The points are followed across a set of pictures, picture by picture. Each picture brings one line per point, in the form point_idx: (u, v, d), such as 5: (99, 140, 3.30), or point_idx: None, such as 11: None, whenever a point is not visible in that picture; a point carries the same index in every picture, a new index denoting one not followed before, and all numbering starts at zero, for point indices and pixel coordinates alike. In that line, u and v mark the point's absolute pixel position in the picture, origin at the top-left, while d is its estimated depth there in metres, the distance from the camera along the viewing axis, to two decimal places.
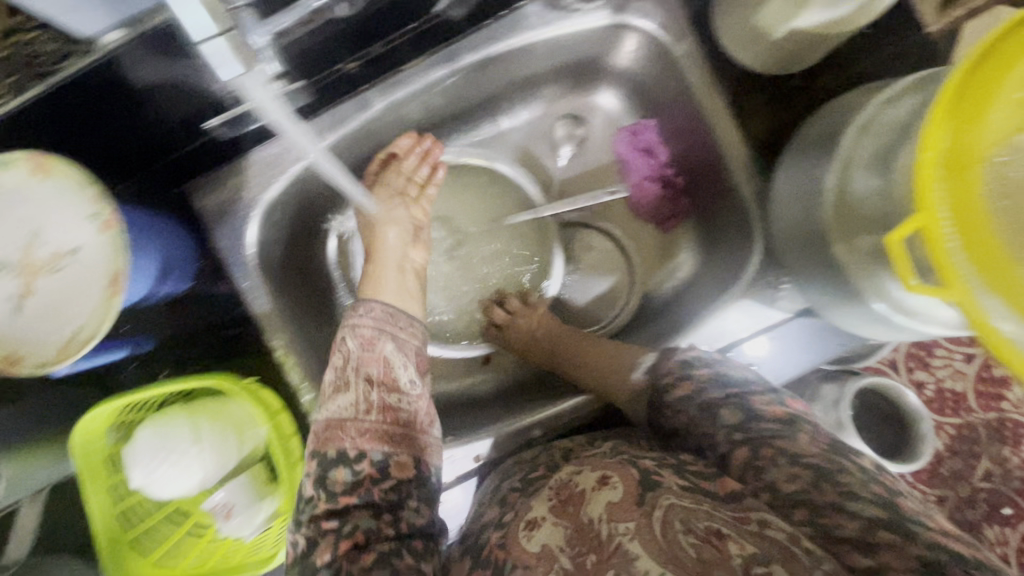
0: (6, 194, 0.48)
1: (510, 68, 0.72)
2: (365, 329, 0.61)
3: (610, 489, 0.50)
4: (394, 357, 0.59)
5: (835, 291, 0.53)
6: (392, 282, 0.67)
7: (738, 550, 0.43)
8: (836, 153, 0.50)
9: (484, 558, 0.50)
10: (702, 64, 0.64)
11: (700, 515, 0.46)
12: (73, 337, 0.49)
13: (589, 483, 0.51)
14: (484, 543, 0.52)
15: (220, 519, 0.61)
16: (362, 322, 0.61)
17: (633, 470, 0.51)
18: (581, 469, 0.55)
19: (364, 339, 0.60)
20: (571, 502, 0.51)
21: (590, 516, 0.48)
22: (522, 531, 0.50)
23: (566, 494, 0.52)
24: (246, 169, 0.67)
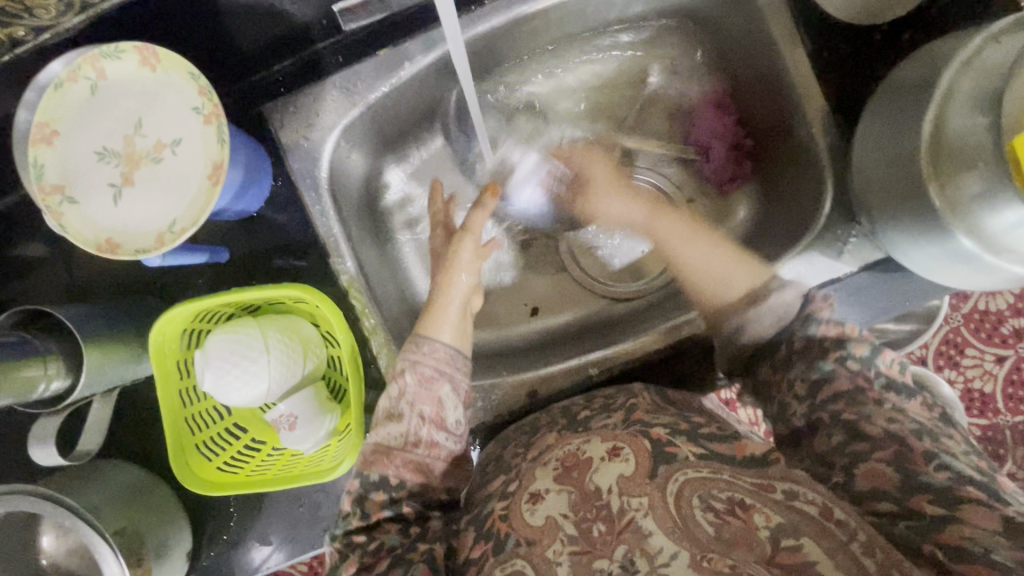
0: (117, 84, 0.51)
1: (588, 14, 0.71)
2: (426, 368, 0.57)
3: (622, 462, 0.48)
4: (445, 399, 0.56)
5: (915, 232, 0.54)
6: (456, 317, 0.61)
7: (765, 522, 0.42)
8: (935, 91, 0.51)
9: (487, 530, 0.49)
10: (782, 14, 0.64)
11: (721, 485, 0.45)
12: (172, 226, 0.51)
13: (597, 453, 0.50)
14: (487, 513, 0.51)
15: (283, 429, 0.62)
16: (425, 361, 0.57)
17: (647, 442, 0.49)
18: (590, 439, 0.52)
19: (423, 378, 0.56)
20: (577, 469, 0.49)
21: (597, 485, 0.47)
22: (525, 503, 0.49)
23: (571, 463, 0.50)
24: (322, 96, 0.66)
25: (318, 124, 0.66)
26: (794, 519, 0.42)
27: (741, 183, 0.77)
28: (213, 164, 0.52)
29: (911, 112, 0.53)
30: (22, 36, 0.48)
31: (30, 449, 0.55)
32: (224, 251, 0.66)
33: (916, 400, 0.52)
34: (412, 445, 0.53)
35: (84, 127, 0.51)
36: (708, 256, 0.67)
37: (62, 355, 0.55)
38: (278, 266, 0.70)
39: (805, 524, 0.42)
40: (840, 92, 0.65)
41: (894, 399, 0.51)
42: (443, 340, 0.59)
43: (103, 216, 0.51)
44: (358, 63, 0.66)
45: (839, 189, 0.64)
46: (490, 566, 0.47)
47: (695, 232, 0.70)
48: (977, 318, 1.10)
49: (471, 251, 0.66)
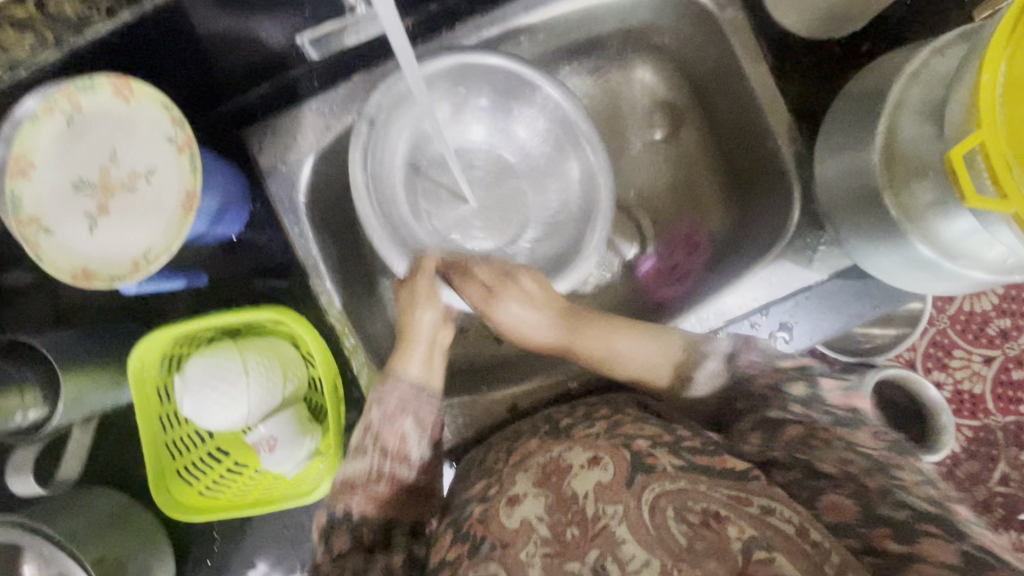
0: (91, 116, 0.51)
1: (558, 35, 0.72)
2: (389, 404, 0.56)
3: (600, 470, 0.49)
4: (408, 434, 0.56)
5: (878, 240, 0.55)
6: (422, 357, 0.61)
7: (737, 534, 0.42)
8: (885, 102, 0.52)
9: (464, 533, 0.49)
10: (744, 31, 0.66)
11: (696, 496, 0.45)
12: (145, 255, 0.52)
13: (578, 460, 0.50)
14: (466, 516, 0.51)
15: (264, 451, 0.62)
16: (389, 396, 0.57)
17: (626, 453, 0.50)
18: (571, 447, 0.53)
19: (386, 413, 0.56)
20: (556, 476, 0.50)
21: (574, 491, 0.48)
22: (504, 506, 0.49)
23: (551, 469, 0.51)
24: (298, 121, 0.68)
25: (296, 148, 0.68)
26: (768, 533, 0.42)
27: (715, 197, 0.78)
28: (187, 193, 0.54)
29: (865, 123, 0.54)
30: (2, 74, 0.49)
31: (7, 478, 0.55)
32: (203, 276, 0.68)
33: (864, 429, 0.52)
34: (375, 479, 0.53)
35: (60, 159, 0.52)
36: (639, 347, 0.63)
37: (39, 384, 0.55)
38: (259, 288, 0.71)
39: (778, 539, 0.42)
40: (804, 103, 0.67)
41: (843, 431, 0.51)
42: (408, 375, 0.59)
43: (77, 245, 0.52)
44: (332, 92, 0.68)
45: (806, 198, 0.65)
46: (465, 567, 0.46)
47: (640, 326, 0.64)
48: (963, 319, 1.11)
49: (429, 289, 0.63)
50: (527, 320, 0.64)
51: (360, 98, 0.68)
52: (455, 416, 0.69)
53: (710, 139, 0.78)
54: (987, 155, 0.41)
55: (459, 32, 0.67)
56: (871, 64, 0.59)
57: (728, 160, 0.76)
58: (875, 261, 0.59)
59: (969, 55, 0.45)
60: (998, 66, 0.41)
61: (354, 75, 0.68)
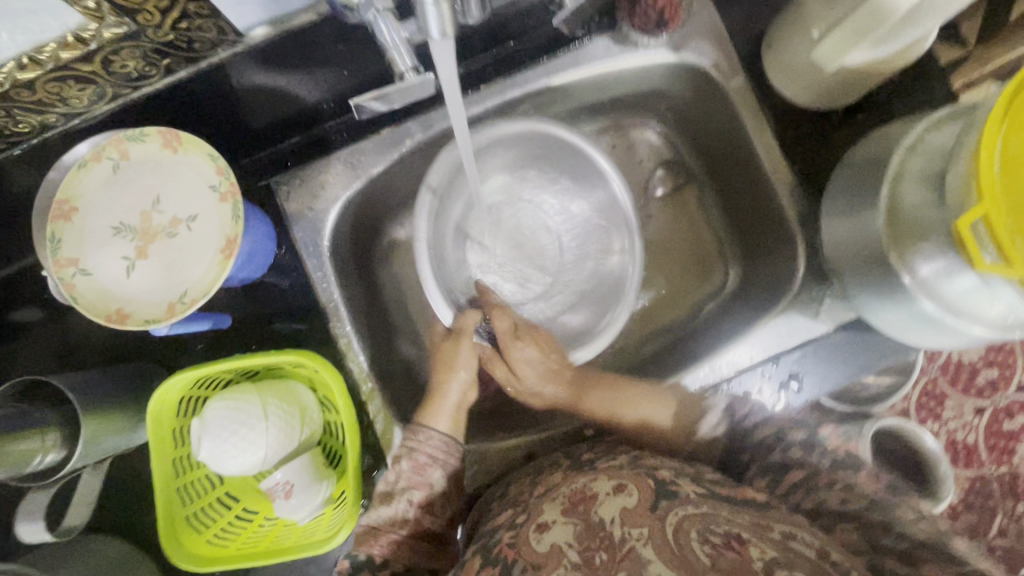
0: (137, 163, 0.54)
1: (574, 98, 0.76)
2: (421, 457, 0.60)
3: (626, 497, 0.49)
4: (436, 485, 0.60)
5: (880, 293, 0.59)
6: (448, 411, 0.64)
7: (759, 555, 0.42)
8: (887, 169, 0.57)
9: (495, 556, 0.49)
10: (749, 99, 0.71)
11: (719, 521, 0.46)
12: (181, 298, 0.54)
13: (603, 489, 0.51)
14: (494, 542, 0.51)
15: (279, 497, 0.61)
16: (421, 448, 0.61)
17: (651, 481, 0.51)
18: (596, 478, 0.53)
19: (418, 464, 0.60)
20: (583, 505, 0.50)
21: (601, 517, 0.47)
22: (532, 532, 0.49)
23: (577, 498, 0.51)
24: (327, 170, 0.71)
25: (324, 196, 0.70)
26: (791, 556, 0.43)
27: (722, 251, 0.82)
28: (226, 238, 0.55)
29: (868, 187, 0.58)
30: (53, 122, 0.52)
31: (18, 522, 0.54)
32: (228, 317, 0.67)
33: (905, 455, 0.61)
34: (399, 524, 0.58)
35: (102, 204, 0.54)
36: (646, 406, 0.68)
37: (59, 424, 0.55)
38: (278, 330, 0.72)
39: (801, 561, 0.42)
40: (804, 166, 0.72)
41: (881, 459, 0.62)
42: (438, 428, 0.63)
43: (114, 287, 0.53)
44: (361, 142, 0.71)
45: (810, 254, 0.69)
46: None
47: (639, 386, 0.71)
48: (952, 369, 1.14)
49: (469, 349, 0.68)
50: (535, 369, 0.70)
51: (386, 150, 0.72)
52: (469, 462, 0.70)
53: (714, 196, 0.83)
54: (988, 223, 0.45)
55: (480, 93, 0.71)
56: (867, 135, 0.64)
57: (732, 216, 0.80)
58: (874, 313, 0.62)
59: (967, 129, 0.50)
60: (995, 145, 0.45)
61: (382, 128, 0.72)
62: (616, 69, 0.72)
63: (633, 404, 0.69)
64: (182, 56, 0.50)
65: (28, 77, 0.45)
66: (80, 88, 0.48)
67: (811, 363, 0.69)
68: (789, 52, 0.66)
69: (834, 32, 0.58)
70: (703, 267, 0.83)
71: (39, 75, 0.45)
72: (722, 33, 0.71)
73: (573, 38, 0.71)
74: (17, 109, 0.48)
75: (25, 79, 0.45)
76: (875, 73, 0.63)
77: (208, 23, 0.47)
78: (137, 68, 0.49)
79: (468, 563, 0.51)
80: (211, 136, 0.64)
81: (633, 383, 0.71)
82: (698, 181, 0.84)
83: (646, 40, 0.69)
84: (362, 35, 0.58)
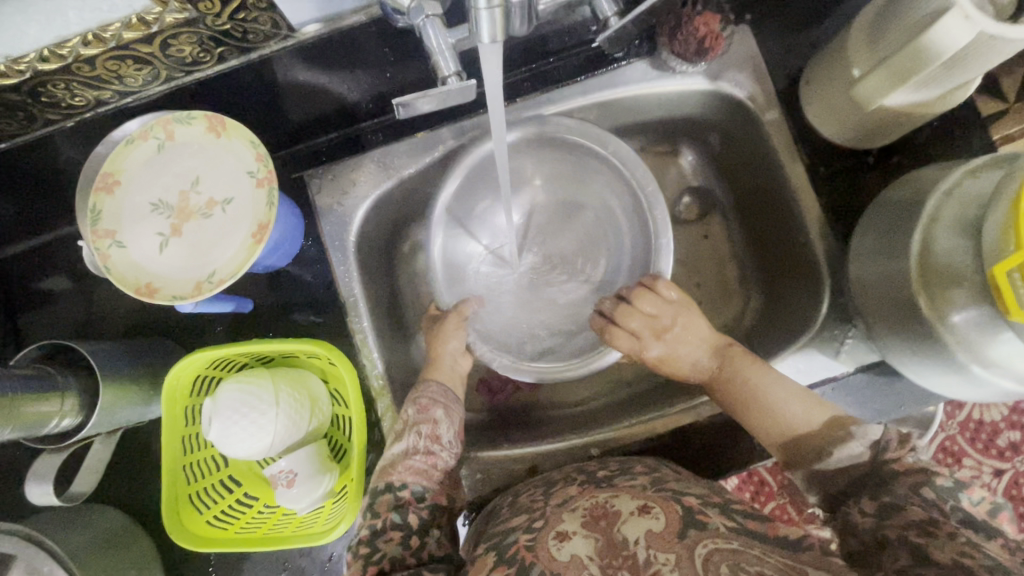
0: (181, 144, 0.56)
1: (606, 120, 0.77)
2: (423, 399, 0.63)
3: (652, 518, 0.47)
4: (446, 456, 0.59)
5: (906, 335, 0.58)
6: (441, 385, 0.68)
7: None
8: (921, 212, 0.56)
9: (510, 556, 0.48)
10: (784, 133, 0.71)
11: (751, 559, 0.43)
12: (209, 277, 0.55)
13: (628, 507, 0.49)
14: (510, 542, 0.50)
15: (281, 485, 0.61)
16: (422, 394, 0.64)
17: (678, 505, 0.48)
18: (617, 494, 0.52)
19: (421, 406, 0.62)
20: (605, 519, 0.48)
21: (625, 536, 0.46)
22: (552, 540, 0.48)
23: (600, 513, 0.49)
24: (361, 167, 0.72)
25: (355, 192, 0.72)
26: None
27: (744, 283, 0.82)
28: (259, 224, 0.57)
29: (903, 230, 0.58)
30: (108, 98, 0.54)
31: (26, 485, 0.55)
32: (250, 302, 0.68)
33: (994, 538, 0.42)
34: (413, 454, 0.58)
35: (144, 180, 0.55)
36: (790, 404, 0.60)
37: (78, 393, 0.56)
38: (295, 320, 0.72)
39: None
40: (834, 203, 0.71)
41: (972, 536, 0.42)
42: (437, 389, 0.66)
43: (146, 261, 0.55)
44: (395, 143, 0.73)
45: (834, 292, 0.69)
46: None
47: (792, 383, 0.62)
48: (972, 428, 1.10)
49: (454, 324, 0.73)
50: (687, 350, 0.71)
51: (421, 152, 0.73)
52: (474, 470, 0.70)
53: (740, 229, 0.82)
54: None
55: (516, 106, 0.72)
56: (897, 179, 0.64)
57: (757, 247, 0.80)
58: (897, 355, 0.61)
59: (1007, 179, 0.49)
60: None
61: (417, 132, 0.73)
62: (651, 93, 0.73)
63: (825, 406, 0.59)
64: (235, 46, 0.52)
65: (91, 53, 0.47)
66: (137, 68, 0.51)
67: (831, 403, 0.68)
68: (828, 90, 0.66)
69: (876, 72, 0.58)
70: (723, 297, 0.82)
71: (101, 52, 0.47)
72: (759, 65, 0.71)
73: (612, 59, 0.72)
74: (75, 83, 0.50)
75: (87, 55, 0.47)
76: (916, 115, 0.63)
77: (264, 16, 0.49)
78: (192, 54, 0.51)
79: (482, 557, 0.51)
80: (252, 127, 0.67)
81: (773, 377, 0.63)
82: (724, 210, 0.84)
83: (684, 67, 0.70)
84: (405, 39, 0.60)
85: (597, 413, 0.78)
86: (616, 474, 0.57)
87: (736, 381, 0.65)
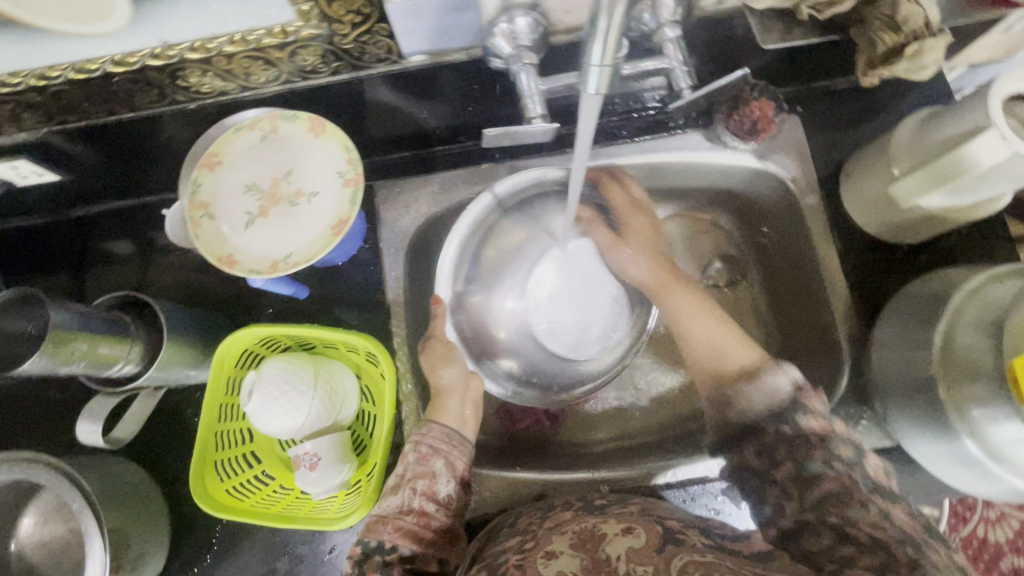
0: (281, 138, 0.62)
1: (656, 180, 0.83)
2: (423, 447, 0.62)
3: (633, 537, 0.49)
4: (439, 473, 0.60)
5: (924, 422, 0.60)
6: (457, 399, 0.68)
7: None
8: (945, 308, 0.60)
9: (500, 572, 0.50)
10: (819, 217, 0.76)
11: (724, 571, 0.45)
12: (285, 259, 0.60)
13: (612, 529, 0.51)
14: (501, 562, 0.51)
15: (304, 466, 0.64)
16: (424, 440, 0.63)
17: (660, 527, 0.51)
18: (606, 520, 0.53)
19: (420, 455, 0.61)
20: (592, 542, 0.50)
21: (608, 553, 0.48)
22: (540, 559, 0.49)
23: (587, 535, 0.51)
24: (426, 186, 0.78)
25: (417, 208, 0.78)
26: None
27: (764, 353, 0.85)
28: (339, 219, 0.61)
29: (927, 322, 0.61)
30: (231, 91, 0.61)
31: (78, 422, 0.60)
32: (306, 290, 0.74)
33: None
34: (405, 513, 0.58)
35: (247, 164, 0.62)
36: (714, 335, 0.68)
37: (143, 345, 0.60)
38: (338, 315, 0.77)
39: None
40: (862, 289, 0.75)
41: None
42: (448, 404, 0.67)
43: (233, 236, 0.61)
44: (460, 170, 0.79)
45: (854, 373, 0.72)
46: None
47: (709, 308, 0.71)
48: (976, 545, 1.08)
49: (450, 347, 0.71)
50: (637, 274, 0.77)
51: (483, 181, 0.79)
52: (481, 489, 0.72)
53: (768, 301, 0.86)
54: None
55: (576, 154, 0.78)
56: (921, 278, 0.68)
57: (782, 320, 0.84)
58: (912, 441, 0.63)
59: None
60: None
61: (481, 163, 0.79)
62: (701, 162, 0.79)
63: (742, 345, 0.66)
64: (349, 63, 0.59)
65: (230, 50, 0.54)
66: (264, 68, 0.58)
67: None
68: (867, 185, 0.72)
69: (916, 174, 0.64)
70: None
71: (241, 51, 0.55)
72: (802, 153, 0.77)
73: (669, 127, 0.78)
74: (210, 73, 0.57)
75: (228, 51, 0.54)
76: (950, 220, 0.67)
77: (383, 41, 0.57)
78: (313, 64, 0.59)
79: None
80: None
81: (702, 308, 0.71)
82: (753, 281, 0.88)
83: (735, 143, 0.76)
84: (491, 81, 0.67)
85: (607, 452, 0.80)
86: (617, 503, 0.59)
87: (680, 310, 0.71)
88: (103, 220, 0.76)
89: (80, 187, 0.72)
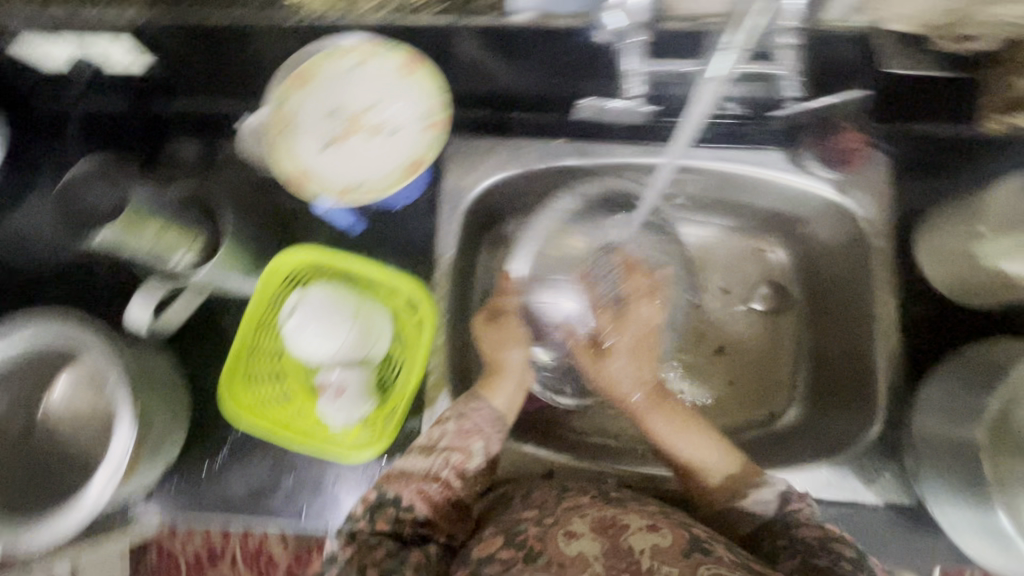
0: (371, 67, 0.62)
1: (724, 191, 0.81)
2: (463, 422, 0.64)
3: (658, 535, 0.50)
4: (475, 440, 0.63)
5: (960, 489, 0.59)
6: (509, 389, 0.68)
7: None
8: (1006, 379, 0.57)
9: (520, 541, 0.52)
10: (888, 262, 0.74)
11: None
12: (355, 188, 0.61)
13: (636, 522, 0.52)
14: (521, 530, 0.53)
15: (328, 396, 0.65)
16: (471, 417, 0.64)
17: (687, 534, 0.51)
18: (626, 512, 0.54)
19: (463, 430, 0.63)
20: (614, 528, 0.51)
21: (631, 545, 0.49)
22: (561, 535, 0.51)
23: (609, 522, 0.52)
24: (495, 150, 0.77)
25: (482, 169, 0.77)
26: None
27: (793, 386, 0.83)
28: (415, 160, 0.62)
29: (982, 388, 0.59)
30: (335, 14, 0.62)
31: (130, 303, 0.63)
32: (362, 225, 0.76)
33: None
34: (432, 479, 0.60)
35: (331, 86, 0.62)
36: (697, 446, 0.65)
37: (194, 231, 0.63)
38: (384, 258, 0.77)
39: None
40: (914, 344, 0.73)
41: None
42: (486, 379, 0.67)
43: (306, 155, 0.61)
44: (533, 139, 0.78)
45: (888, 424, 0.70)
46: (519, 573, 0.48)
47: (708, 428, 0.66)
48: None
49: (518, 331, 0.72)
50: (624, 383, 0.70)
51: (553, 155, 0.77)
52: None
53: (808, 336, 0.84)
54: None
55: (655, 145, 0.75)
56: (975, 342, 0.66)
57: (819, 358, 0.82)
58: (939, 504, 0.62)
59: None
60: None
61: (553, 137, 0.78)
62: (776, 182, 0.77)
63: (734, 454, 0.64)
64: None
65: None
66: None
67: (849, 526, 0.68)
68: (942, 239, 0.70)
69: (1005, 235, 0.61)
70: (771, 391, 0.84)
71: None
72: (885, 195, 0.75)
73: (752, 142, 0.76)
74: None
75: None
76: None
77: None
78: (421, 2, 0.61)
79: (491, 540, 0.53)
80: None
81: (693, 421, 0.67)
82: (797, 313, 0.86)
83: (817, 168, 0.74)
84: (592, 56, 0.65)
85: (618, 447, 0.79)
86: (635, 500, 0.59)
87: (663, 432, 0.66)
88: (180, 115, 0.77)
89: (159, 79, 0.73)
